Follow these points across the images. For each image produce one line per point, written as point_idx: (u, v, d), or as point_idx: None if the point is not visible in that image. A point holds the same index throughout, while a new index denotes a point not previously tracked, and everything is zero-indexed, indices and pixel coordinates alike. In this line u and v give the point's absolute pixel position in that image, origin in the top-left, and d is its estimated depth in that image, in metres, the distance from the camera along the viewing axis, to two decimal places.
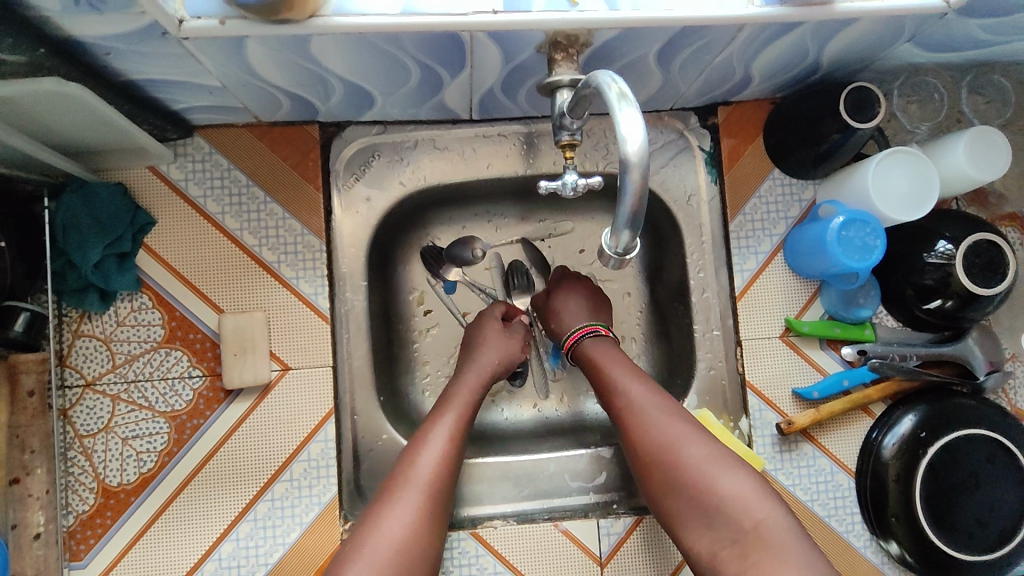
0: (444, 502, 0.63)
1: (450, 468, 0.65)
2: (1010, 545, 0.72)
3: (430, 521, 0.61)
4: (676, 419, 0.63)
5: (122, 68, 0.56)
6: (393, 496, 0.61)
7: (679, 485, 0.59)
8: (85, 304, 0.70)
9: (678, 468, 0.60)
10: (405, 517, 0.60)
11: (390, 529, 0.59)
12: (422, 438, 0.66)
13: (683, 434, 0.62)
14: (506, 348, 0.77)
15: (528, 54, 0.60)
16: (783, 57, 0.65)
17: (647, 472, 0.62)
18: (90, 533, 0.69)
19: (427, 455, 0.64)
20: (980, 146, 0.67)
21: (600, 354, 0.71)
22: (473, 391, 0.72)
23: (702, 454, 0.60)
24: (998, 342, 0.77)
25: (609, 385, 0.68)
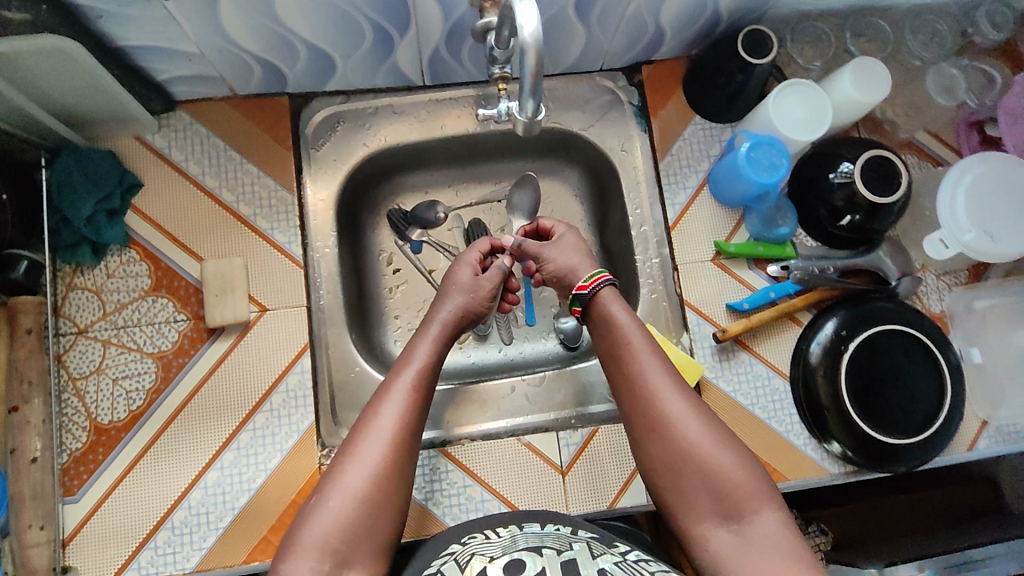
0: (410, 453, 0.64)
1: (413, 419, 0.65)
2: (932, 427, 0.79)
3: (395, 474, 0.62)
4: (673, 382, 0.66)
5: (111, 33, 0.66)
6: (354, 449, 0.62)
7: (671, 452, 0.63)
8: (79, 258, 0.77)
9: (674, 435, 0.63)
10: (365, 471, 0.61)
11: (352, 482, 0.60)
12: (384, 392, 0.67)
13: (678, 401, 0.64)
14: (471, 298, 0.79)
15: (463, 9, 0.69)
16: (685, 7, 0.75)
17: (641, 431, 0.65)
18: (83, 468, 0.75)
19: (390, 409, 0.65)
20: (863, 74, 0.77)
21: (606, 307, 0.73)
22: (436, 340, 0.73)
23: (698, 429, 0.63)
24: (908, 254, 0.86)
25: (611, 338, 0.71)
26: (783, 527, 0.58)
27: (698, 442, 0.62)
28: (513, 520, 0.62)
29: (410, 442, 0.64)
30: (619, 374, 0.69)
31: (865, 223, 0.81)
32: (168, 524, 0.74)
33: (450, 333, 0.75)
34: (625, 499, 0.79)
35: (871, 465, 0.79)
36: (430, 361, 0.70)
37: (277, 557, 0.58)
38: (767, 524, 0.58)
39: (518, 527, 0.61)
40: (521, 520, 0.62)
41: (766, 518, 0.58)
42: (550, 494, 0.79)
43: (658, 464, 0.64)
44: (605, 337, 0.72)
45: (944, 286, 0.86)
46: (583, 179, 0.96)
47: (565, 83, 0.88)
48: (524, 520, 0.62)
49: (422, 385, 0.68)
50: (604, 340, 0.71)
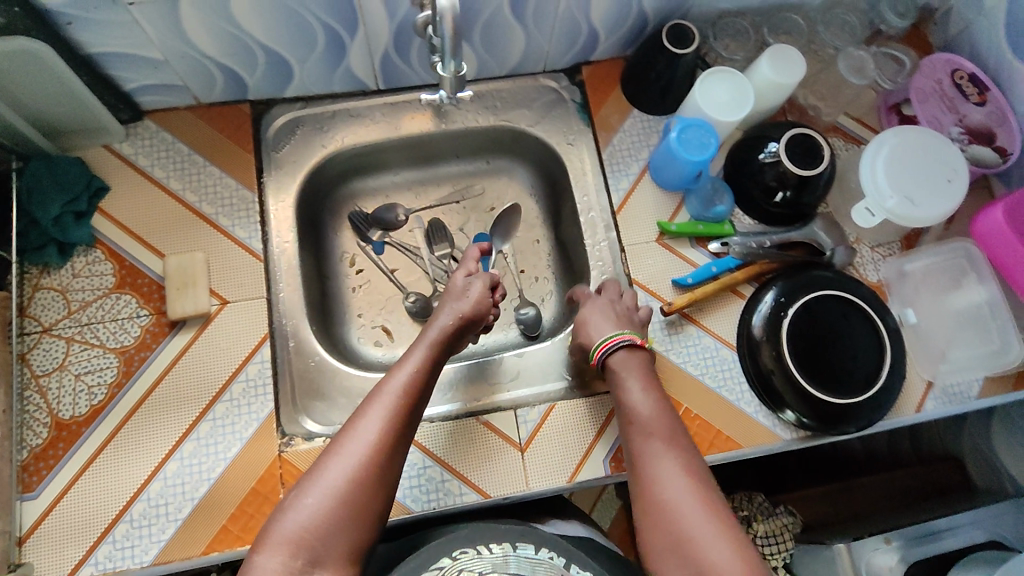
0: (395, 463, 0.64)
1: (401, 422, 0.65)
2: (874, 386, 0.82)
3: (375, 474, 0.62)
4: (676, 462, 0.67)
5: (80, 39, 0.71)
6: (338, 449, 0.62)
7: (667, 524, 0.62)
8: (45, 258, 0.79)
9: (670, 507, 0.63)
10: (346, 469, 0.61)
11: (332, 479, 0.60)
12: (375, 395, 0.67)
13: (681, 476, 0.65)
14: (465, 300, 0.78)
15: (406, 8, 0.76)
16: (613, 6, 0.83)
17: (644, 505, 0.65)
18: (43, 464, 0.74)
19: (376, 411, 0.65)
20: (779, 59, 0.84)
21: (625, 383, 0.75)
22: (432, 345, 0.73)
23: (694, 506, 0.63)
24: (842, 227, 0.90)
25: (628, 416, 0.73)
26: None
27: (692, 515, 0.62)
28: (509, 536, 0.62)
29: (396, 446, 0.64)
30: (633, 449, 0.71)
31: (796, 197, 0.85)
32: (126, 517, 0.74)
33: (446, 338, 0.75)
34: (584, 472, 0.80)
35: (820, 426, 0.81)
36: (425, 365, 0.71)
37: (251, 549, 0.57)
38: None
39: (514, 546, 0.61)
40: (518, 537, 0.62)
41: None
42: (510, 471, 0.80)
43: (654, 537, 0.63)
44: (623, 412, 0.74)
45: (878, 257, 0.90)
46: (535, 177, 1.01)
47: (511, 85, 0.95)
48: (521, 540, 0.62)
49: (411, 388, 0.68)
50: (623, 411, 0.74)
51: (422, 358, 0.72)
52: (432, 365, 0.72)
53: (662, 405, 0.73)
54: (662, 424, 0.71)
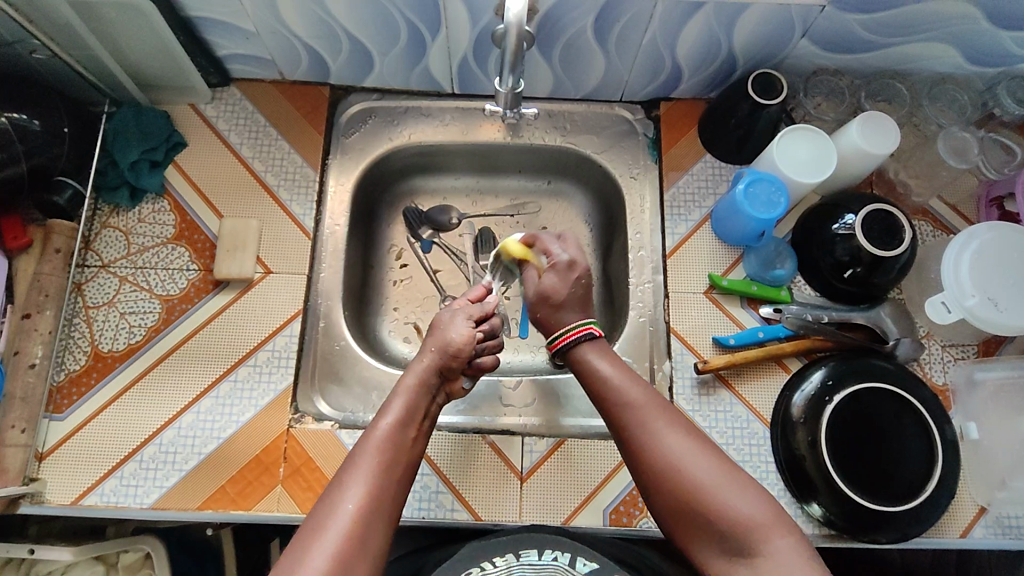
0: (384, 527, 0.60)
1: (384, 487, 0.61)
2: (918, 498, 0.74)
3: (361, 548, 0.57)
4: (670, 424, 0.64)
5: (182, 2, 0.75)
6: (320, 528, 0.57)
7: (676, 492, 0.60)
8: (117, 199, 0.84)
9: (673, 475, 0.61)
10: (329, 549, 0.55)
11: (313, 565, 0.54)
12: (353, 458, 0.63)
13: (676, 436, 0.63)
14: (445, 334, 0.74)
15: (489, 17, 0.76)
16: (701, 44, 0.80)
17: (645, 478, 0.63)
18: (75, 390, 0.79)
19: (359, 477, 0.61)
20: (870, 126, 0.78)
21: (591, 360, 0.71)
22: (413, 392, 0.70)
23: (702, 465, 0.61)
24: (912, 319, 0.83)
25: (601, 392, 0.68)
26: (797, 552, 0.56)
27: (700, 480, 0.60)
28: (510, 547, 0.62)
29: (380, 510, 0.60)
30: (613, 422, 0.67)
31: (866, 276, 0.79)
32: (137, 457, 0.77)
33: (428, 380, 0.72)
34: (581, 517, 0.77)
35: (847, 527, 0.74)
36: (402, 416, 0.67)
37: None
38: (783, 556, 0.55)
39: (515, 556, 0.61)
40: (519, 545, 0.62)
41: (782, 550, 0.56)
42: (506, 498, 0.77)
43: (669, 509, 0.61)
44: (594, 390, 0.70)
45: (948, 358, 0.82)
46: (592, 205, 0.99)
47: (585, 109, 0.94)
48: (523, 546, 0.62)
49: (390, 443, 0.65)
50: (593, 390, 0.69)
51: (403, 411, 0.68)
52: (411, 418, 0.68)
53: (635, 377, 0.68)
54: (640, 394, 0.66)
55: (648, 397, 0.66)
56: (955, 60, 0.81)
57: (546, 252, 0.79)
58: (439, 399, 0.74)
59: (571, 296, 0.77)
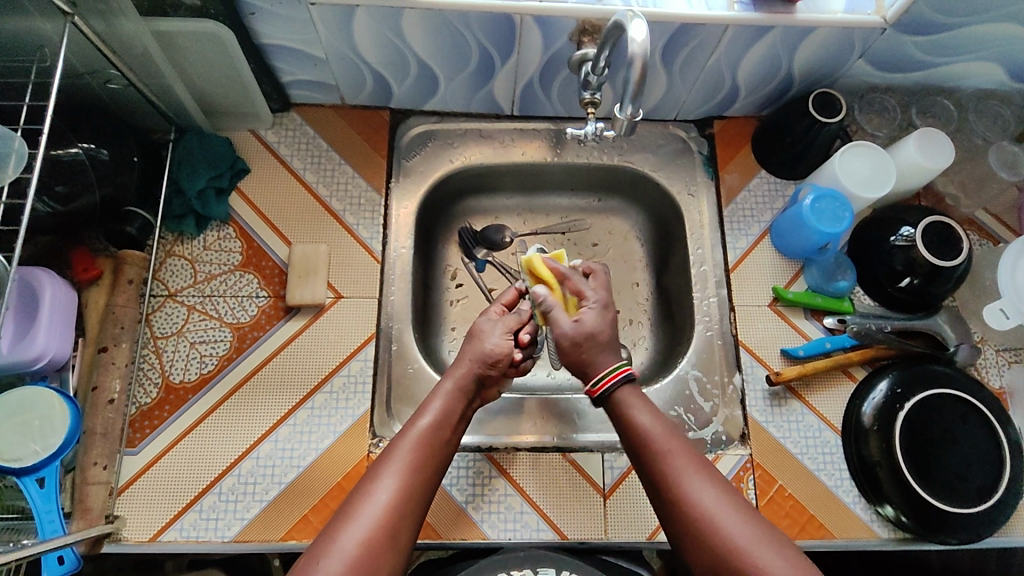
0: (413, 521, 0.61)
1: (418, 480, 0.62)
2: (990, 501, 0.77)
3: (392, 536, 0.58)
4: (708, 481, 0.62)
5: (258, 30, 0.75)
6: (353, 511, 0.59)
7: (710, 552, 0.59)
8: (183, 228, 0.83)
9: (708, 533, 0.59)
10: (360, 533, 0.57)
11: (343, 545, 0.56)
12: (392, 449, 0.64)
13: (713, 494, 0.61)
14: (484, 343, 0.73)
15: (562, 43, 0.77)
16: (762, 65, 0.82)
17: (680, 538, 0.62)
18: (147, 423, 0.77)
19: (394, 469, 0.62)
20: (928, 142, 0.82)
21: (628, 412, 0.68)
22: (453, 395, 0.70)
23: (738, 526, 0.59)
24: (967, 326, 0.86)
25: (638, 446, 0.66)
26: None
27: (735, 541, 0.58)
28: (527, 562, 0.66)
29: (411, 506, 0.61)
30: (649, 478, 0.65)
31: (924, 285, 0.82)
32: (216, 490, 0.76)
33: (467, 386, 0.71)
34: (667, 532, 0.77)
35: (921, 530, 0.76)
36: (442, 417, 0.67)
37: None
38: None
39: (532, 571, 0.66)
40: (536, 562, 0.66)
41: None
42: (590, 517, 0.78)
43: (703, 567, 0.60)
44: (629, 441, 0.67)
45: (1003, 362, 0.86)
46: (645, 221, 1.01)
47: (639, 128, 0.96)
48: (539, 563, 0.66)
49: (428, 442, 0.65)
50: (628, 441, 0.67)
51: (443, 411, 0.68)
52: (450, 418, 0.68)
53: (672, 428, 0.67)
54: (670, 445, 0.65)
55: (682, 449, 0.65)
56: (999, 77, 0.86)
57: (576, 290, 0.74)
58: (476, 404, 0.74)
59: (610, 337, 0.72)
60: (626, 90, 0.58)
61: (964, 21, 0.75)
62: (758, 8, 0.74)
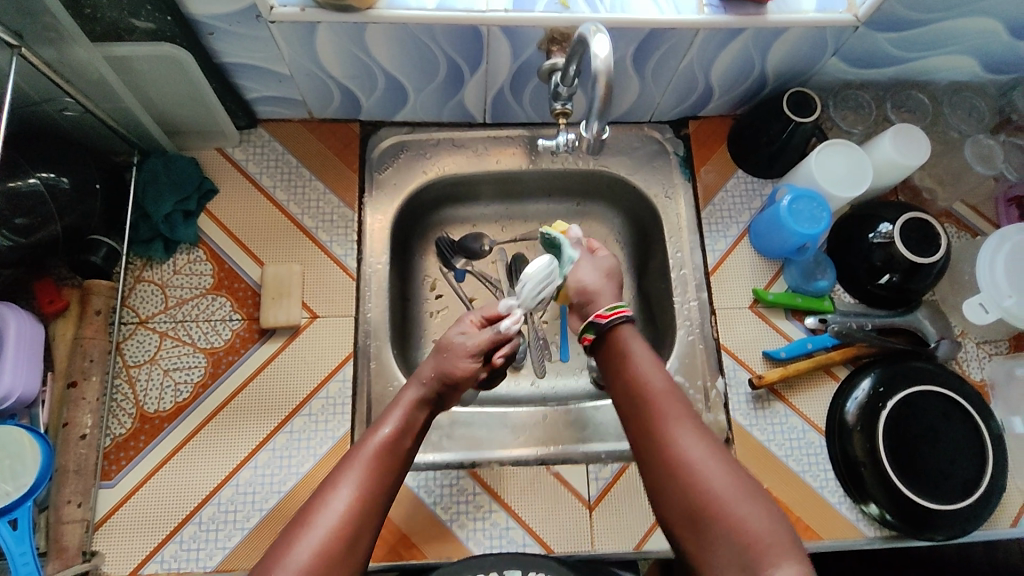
0: (370, 530, 0.58)
1: (374, 492, 0.60)
2: (973, 496, 0.77)
3: (346, 548, 0.56)
4: (693, 427, 0.62)
5: (217, 49, 0.73)
6: (309, 519, 0.56)
7: (690, 497, 0.58)
8: (151, 252, 0.81)
9: (689, 478, 0.59)
10: (315, 542, 0.55)
11: (297, 556, 0.54)
12: (351, 457, 0.62)
13: (695, 440, 0.61)
14: (448, 360, 0.70)
15: (531, 51, 0.76)
16: (735, 66, 0.81)
17: (660, 483, 0.61)
18: (123, 455, 0.76)
19: (349, 478, 0.59)
20: (903, 138, 0.81)
21: (625, 343, 0.70)
22: (412, 406, 0.67)
23: (716, 472, 0.58)
24: (948, 320, 0.86)
25: (630, 384, 0.67)
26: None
27: (715, 488, 0.57)
28: (496, 566, 0.61)
29: (369, 515, 0.58)
30: (638, 422, 0.65)
31: (903, 282, 0.82)
32: (195, 520, 0.74)
33: (428, 399, 0.69)
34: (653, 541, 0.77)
35: (908, 528, 0.76)
36: (403, 427, 0.65)
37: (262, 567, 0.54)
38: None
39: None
40: (506, 565, 0.61)
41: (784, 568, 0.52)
42: (576, 530, 0.78)
43: (678, 512, 0.59)
44: (622, 379, 0.69)
45: (983, 355, 0.86)
46: (624, 224, 1.00)
47: (614, 131, 0.94)
48: (508, 566, 0.61)
49: (388, 452, 0.63)
50: (622, 377, 0.69)
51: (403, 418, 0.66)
52: (411, 427, 0.66)
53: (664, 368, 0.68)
54: (660, 385, 0.66)
55: (672, 392, 0.66)
56: (974, 70, 0.85)
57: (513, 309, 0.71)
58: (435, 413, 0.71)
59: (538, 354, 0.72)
60: (592, 106, 0.57)
61: (937, 17, 0.74)
62: (728, 10, 0.73)
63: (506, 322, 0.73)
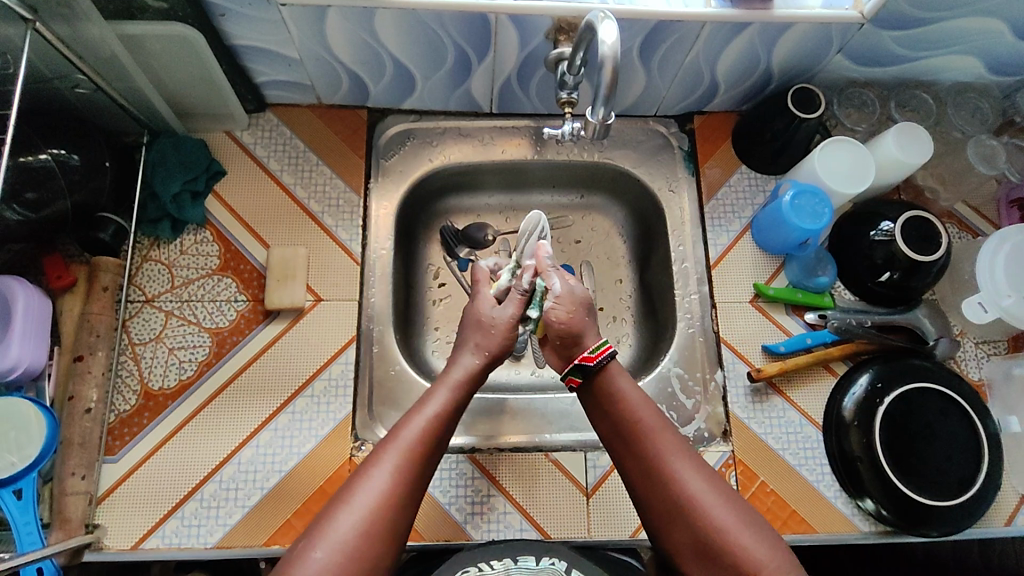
0: (412, 507, 0.59)
1: (416, 474, 0.60)
2: (968, 493, 0.77)
3: (387, 527, 0.57)
4: (693, 465, 0.63)
5: (229, 31, 0.74)
6: (349, 497, 0.57)
7: (698, 535, 0.59)
8: (158, 232, 0.82)
9: (694, 517, 0.60)
10: (357, 519, 0.56)
11: (339, 533, 0.55)
12: (395, 433, 0.62)
13: (695, 477, 0.62)
14: (491, 333, 0.72)
15: (538, 41, 0.77)
16: (741, 61, 0.82)
17: (663, 520, 0.62)
18: (127, 430, 0.76)
19: (391, 456, 0.60)
20: (906, 137, 0.82)
21: (614, 382, 0.68)
22: (460, 386, 0.68)
23: (721, 510, 0.60)
24: (947, 319, 0.87)
25: (619, 420, 0.66)
26: None
27: (723, 526, 0.59)
28: (507, 551, 0.61)
29: (411, 491, 0.59)
30: (632, 457, 0.65)
31: (903, 280, 0.82)
32: (197, 496, 0.75)
33: (475, 376, 0.69)
34: None
35: (902, 523, 0.77)
36: (448, 405, 0.66)
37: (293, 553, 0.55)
38: None
39: (512, 561, 0.60)
40: (517, 550, 0.61)
41: None
42: (573, 516, 0.78)
43: (686, 550, 0.60)
44: (611, 414, 0.67)
45: (982, 354, 0.86)
46: (627, 218, 1.01)
47: (620, 124, 0.95)
48: (520, 552, 0.61)
49: (432, 430, 0.63)
50: (609, 415, 0.67)
51: (448, 397, 0.66)
52: (456, 407, 0.66)
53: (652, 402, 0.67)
54: (653, 422, 0.65)
55: (664, 429, 0.65)
56: (978, 70, 0.85)
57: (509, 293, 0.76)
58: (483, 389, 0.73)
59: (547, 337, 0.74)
60: (598, 93, 0.58)
61: (942, 16, 0.74)
62: (735, 4, 0.74)
63: (523, 275, 0.74)
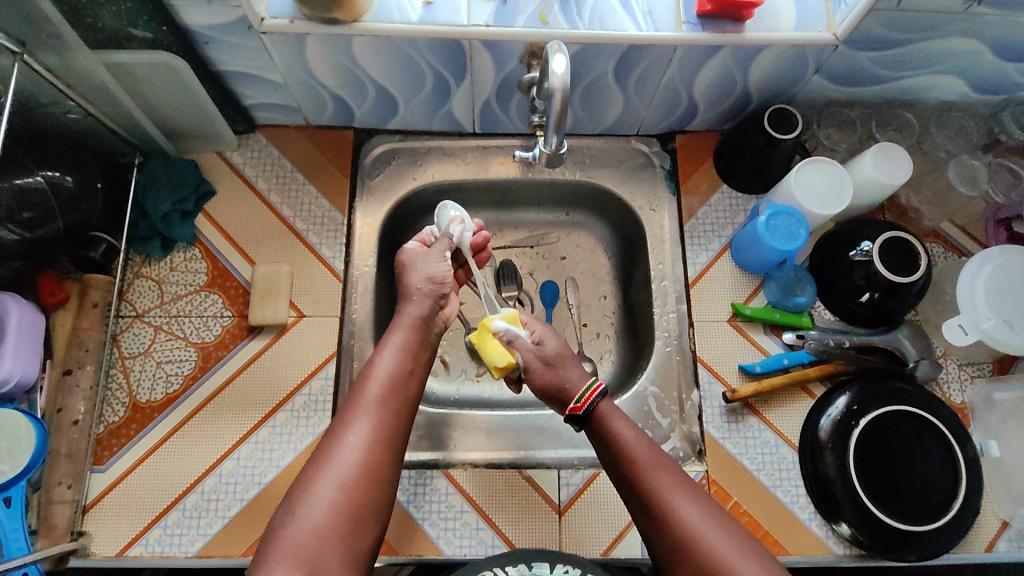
0: (389, 459, 0.64)
1: (387, 425, 0.65)
2: (946, 518, 0.76)
3: (369, 477, 0.62)
4: (686, 494, 0.64)
5: (213, 57, 0.77)
6: (328, 457, 0.62)
7: (692, 561, 0.60)
8: (149, 250, 0.86)
9: (687, 542, 0.61)
10: (337, 476, 0.60)
11: (323, 494, 0.60)
12: (360, 390, 0.67)
13: (686, 505, 0.63)
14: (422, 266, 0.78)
15: (513, 65, 0.78)
16: (716, 82, 0.83)
17: (662, 551, 0.63)
18: (115, 441, 0.79)
19: (363, 413, 0.64)
20: (884, 157, 0.82)
21: (605, 419, 0.70)
22: (411, 330, 0.73)
23: (710, 530, 0.62)
24: (930, 341, 0.86)
25: (614, 454, 0.68)
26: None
27: (699, 533, 0.61)
28: (521, 558, 0.67)
29: (382, 446, 0.64)
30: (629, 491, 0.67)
31: (883, 300, 0.81)
32: (179, 507, 0.77)
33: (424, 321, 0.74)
34: (619, 548, 0.79)
35: (878, 548, 0.76)
36: (403, 351, 0.70)
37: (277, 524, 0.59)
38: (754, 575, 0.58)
39: (527, 567, 0.66)
40: (532, 558, 0.67)
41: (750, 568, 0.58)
42: (545, 532, 0.79)
43: None
44: (608, 451, 0.69)
45: (965, 377, 0.85)
46: (612, 235, 1.01)
47: (602, 143, 0.96)
48: (534, 558, 0.67)
49: (392, 380, 0.68)
50: (604, 453, 0.69)
51: (402, 345, 0.71)
52: (413, 353, 0.71)
53: (649, 439, 0.69)
54: (646, 453, 0.67)
55: (659, 463, 0.67)
56: (961, 89, 0.85)
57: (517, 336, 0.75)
58: (438, 330, 0.77)
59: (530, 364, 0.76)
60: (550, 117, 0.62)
61: (916, 38, 0.74)
62: (706, 27, 0.74)
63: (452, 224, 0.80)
